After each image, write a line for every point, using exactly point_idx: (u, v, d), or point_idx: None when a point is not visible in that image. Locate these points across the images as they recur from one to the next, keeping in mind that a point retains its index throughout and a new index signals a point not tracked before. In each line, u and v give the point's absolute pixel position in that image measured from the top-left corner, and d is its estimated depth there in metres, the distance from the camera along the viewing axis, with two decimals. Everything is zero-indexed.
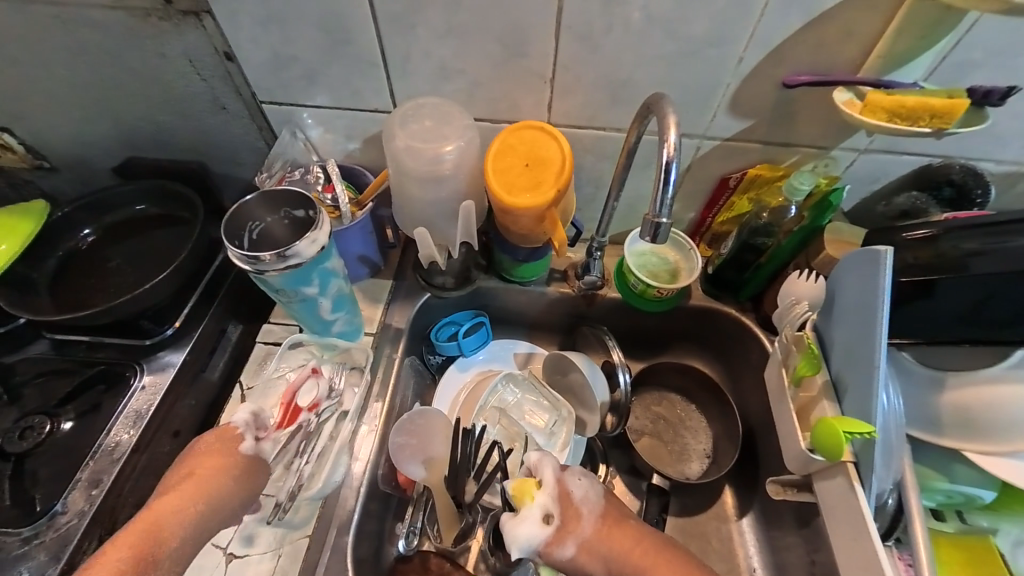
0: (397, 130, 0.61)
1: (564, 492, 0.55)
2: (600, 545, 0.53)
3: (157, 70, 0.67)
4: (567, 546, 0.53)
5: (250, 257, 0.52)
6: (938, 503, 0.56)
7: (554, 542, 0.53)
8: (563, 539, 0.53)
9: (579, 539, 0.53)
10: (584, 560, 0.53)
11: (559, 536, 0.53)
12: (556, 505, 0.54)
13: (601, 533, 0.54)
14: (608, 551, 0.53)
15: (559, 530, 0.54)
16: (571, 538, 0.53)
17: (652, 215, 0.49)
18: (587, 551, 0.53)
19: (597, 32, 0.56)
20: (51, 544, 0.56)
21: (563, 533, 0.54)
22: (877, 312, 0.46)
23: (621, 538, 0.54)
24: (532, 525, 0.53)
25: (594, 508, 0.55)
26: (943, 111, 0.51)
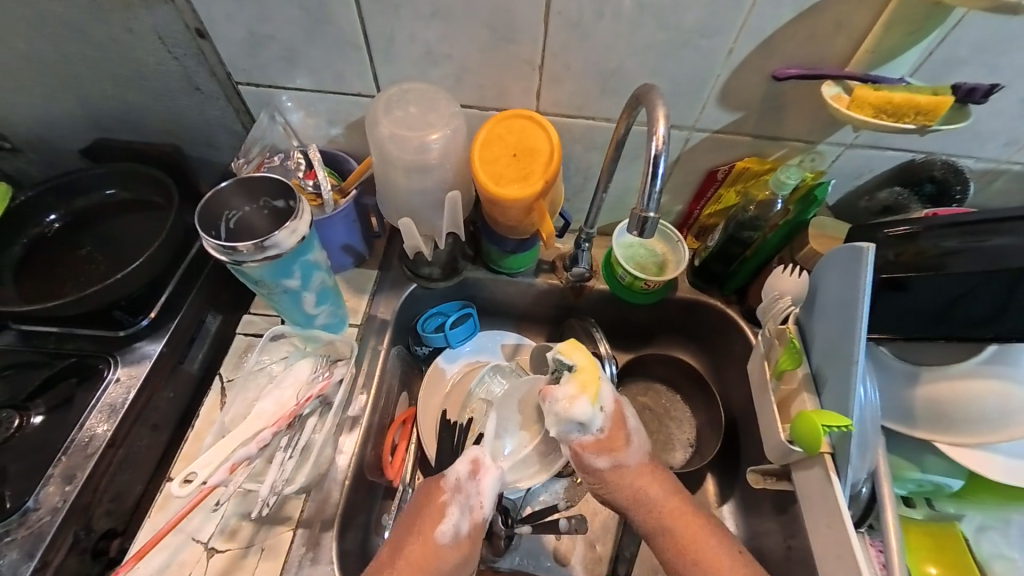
0: (381, 116, 0.59)
1: (630, 424, 0.61)
2: (633, 476, 0.59)
3: (125, 46, 0.63)
4: (601, 461, 0.60)
5: (227, 247, 0.50)
6: (909, 490, 0.59)
7: (587, 455, 0.60)
8: (599, 456, 0.59)
9: (614, 458, 0.59)
10: (611, 478, 0.59)
11: (600, 450, 0.59)
12: (609, 421, 0.60)
13: (641, 468, 0.60)
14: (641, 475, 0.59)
15: (598, 445, 0.59)
16: (611, 454, 0.60)
17: (640, 210, 0.49)
18: (619, 472, 0.59)
19: (588, 18, 0.54)
20: (24, 542, 0.54)
21: (604, 450, 0.59)
22: (856, 308, 0.47)
23: (661, 479, 0.59)
24: (593, 425, 0.58)
25: (642, 442, 0.61)
26: (929, 109, 0.52)
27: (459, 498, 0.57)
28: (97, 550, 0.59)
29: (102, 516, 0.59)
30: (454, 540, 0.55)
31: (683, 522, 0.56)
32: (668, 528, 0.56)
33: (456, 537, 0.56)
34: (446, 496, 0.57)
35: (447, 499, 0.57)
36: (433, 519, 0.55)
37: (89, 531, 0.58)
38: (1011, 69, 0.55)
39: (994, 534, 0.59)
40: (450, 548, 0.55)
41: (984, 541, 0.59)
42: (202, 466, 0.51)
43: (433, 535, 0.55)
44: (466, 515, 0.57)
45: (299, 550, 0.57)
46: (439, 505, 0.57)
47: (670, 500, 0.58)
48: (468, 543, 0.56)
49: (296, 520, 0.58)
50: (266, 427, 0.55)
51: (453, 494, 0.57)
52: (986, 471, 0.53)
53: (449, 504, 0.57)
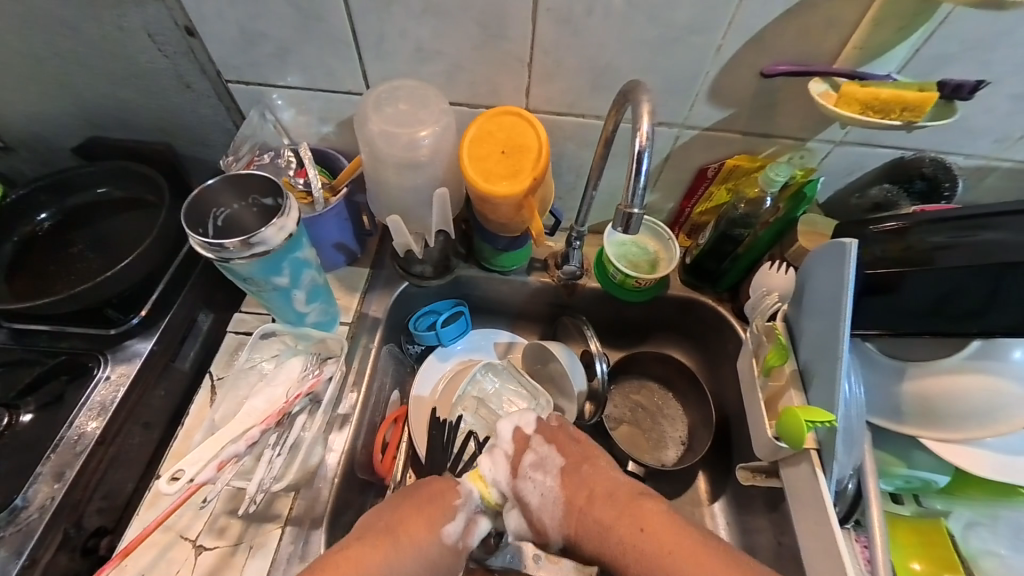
0: (371, 113, 0.59)
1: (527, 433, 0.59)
2: (580, 534, 0.54)
3: (116, 44, 0.64)
4: (555, 539, 0.57)
5: (214, 244, 0.50)
6: (897, 486, 0.59)
7: (518, 480, 0.56)
8: (551, 538, 0.57)
9: (558, 533, 0.56)
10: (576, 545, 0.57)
11: (524, 467, 0.57)
12: (520, 509, 0.57)
13: (573, 514, 0.55)
14: (586, 498, 0.55)
15: (539, 533, 0.57)
16: (549, 538, 0.57)
17: (625, 205, 0.49)
18: (548, 500, 0.56)
19: (577, 14, 0.54)
20: (12, 540, 0.54)
21: (516, 463, 0.57)
22: (841, 304, 0.47)
23: (597, 504, 0.54)
24: (493, 467, 0.57)
25: (550, 499, 0.56)
26: (916, 105, 0.52)
27: (469, 502, 0.54)
28: (87, 548, 0.59)
29: (92, 514, 0.59)
30: (451, 546, 0.51)
31: (640, 517, 0.51)
32: (630, 546, 0.50)
33: (456, 543, 0.52)
34: (460, 497, 0.54)
35: (458, 500, 0.53)
36: (442, 515, 0.52)
37: (79, 529, 0.58)
38: (999, 65, 0.55)
39: (982, 531, 0.59)
40: (444, 550, 0.51)
41: (973, 538, 0.59)
42: (190, 464, 0.51)
43: (439, 532, 0.51)
44: (469, 521, 0.53)
45: (288, 547, 0.57)
46: (449, 506, 0.53)
47: (621, 532, 0.51)
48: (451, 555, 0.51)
49: (285, 518, 0.58)
50: (255, 425, 0.55)
51: (466, 499, 0.54)
52: (973, 467, 0.53)
53: (461, 505, 0.53)
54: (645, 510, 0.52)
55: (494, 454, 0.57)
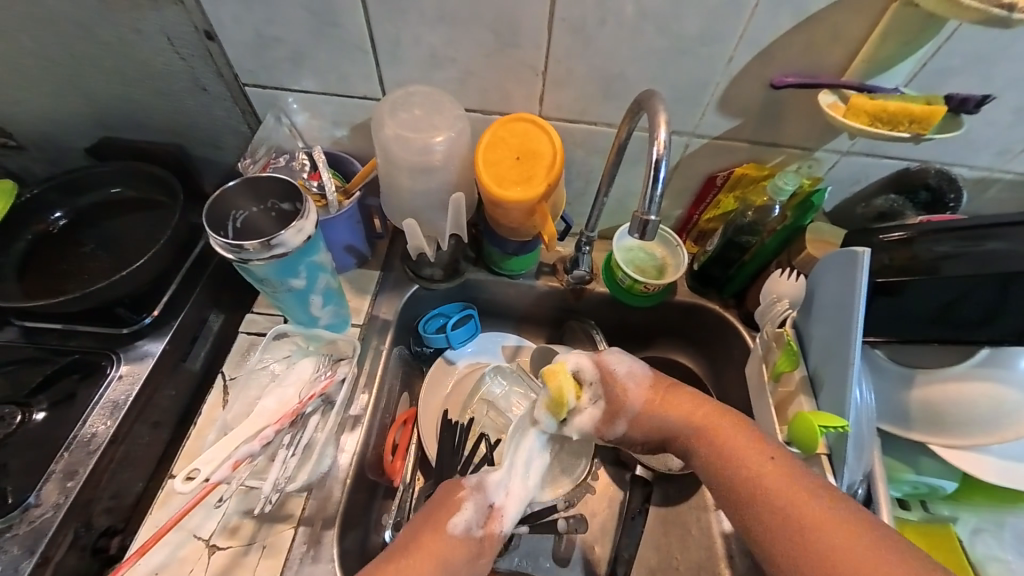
0: (386, 118, 0.59)
1: (620, 376, 0.58)
2: (652, 415, 0.56)
3: (134, 47, 0.64)
4: (618, 427, 0.58)
5: (233, 245, 0.51)
6: (905, 492, 0.60)
7: (603, 356, 0.60)
8: (615, 425, 0.58)
9: (630, 416, 0.57)
10: (650, 409, 0.56)
11: (608, 416, 0.58)
12: (603, 394, 0.58)
13: (652, 404, 0.57)
14: (668, 392, 0.57)
15: (603, 412, 0.58)
16: (620, 416, 0.57)
17: (641, 213, 0.50)
18: (635, 376, 0.58)
19: (590, 24, 0.55)
20: (25, 538, 0.54)
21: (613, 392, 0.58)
22: (851, 310, 0.49)
23: (676, 395, 0.57)
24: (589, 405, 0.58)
25: (640, 378, 0.58)
26: (922, 117, 0.53)
27: (478, 496, 0.53)
28: (97, 547, 0.59)
29: (102, 513, 0.59)
30: (465, 537, 0.50)
31: (718, 431, 0.52)
32: (710, 442, 0.52)
33: (468, 535, 0.50)
34: (465, 491, 0.53)
35: (462, 494, 0.52)
36: (446, 510, 0.51)
37: (89, 528, 0.58)
38: (1002, 80, 0.56)
39: (989, 537, 0.60)
40: (462, 543, 0.50)
41: (979, 544, 0.59)
42: (204, 463, 0.52)
43: (445, 526, 0.50)
44: (483, 518, 0.52)
45: (300, 547, 0.57)
46: (453, 498, 0.52)
47: (702, 409, 0.55)
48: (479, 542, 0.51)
49: (297, 518, 0.59)
50: (269, 425, 0.56)
51: (473, 491, 0.53)
52: (979, 473, 0.54)
53: (467, 499, 0.52)
54: (732, 422, 0.53)
55: (585, 381, 0.58)
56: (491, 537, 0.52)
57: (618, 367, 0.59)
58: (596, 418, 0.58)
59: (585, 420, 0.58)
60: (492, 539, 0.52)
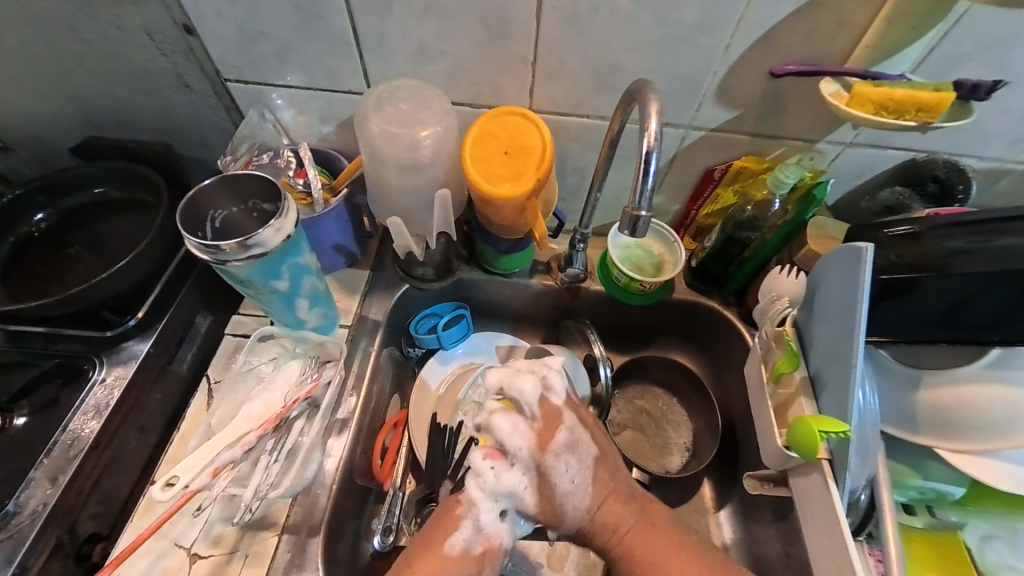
0: (371, 113, 0.57)
1: (565, 455, 0.55)
2: (609, 507, 0.55)
3: (114, 42, 0.62)
4: (559, 460, 0.54)
5: (210, 246, 0.49)
6: (910, 497, 0.58)
7: (548, 457, 0.54)
8: (556, 459, 0.54)
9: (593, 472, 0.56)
10: (601, 510, 0.55)
11: (545, 442, 0.54)
12: (541, 414, 0.56)
13: (603, 511, 0.55)
14: (610, 497, 0.56)
15: (546, 431, 0.55)
16: (553, 437, 0.55)
17: (632, 209, 0.48)
18: (582, 478, 0.55)
19: (582, 13, 0.53)
20: (3, 546, 0.53)
21: (548, 443, 0.54)
22: (856, 308, 0.46)
23: (624, 501, 0.56)
24: (521, 444, 0.54)
25: (588, 478, 0.56)
26: (932, 105, 0.51)
27: (474, 513, 0.53)
28: (80, 554, 0.58)
29: (86, 519, 0.58)
30: (464, 555, 0.51)
31: (648, 541, 0.53)
32: (625, 556, 0.53)
33: (466, 551, 0.51)
34: (462, 507, 0.53)
35: (461, 511, 0.52)
36: (444, 530, 0.52)
37: (72, 535, 0.57)
38: (1015, 66, 0.53)
39: (1000, 545, 0.57)
40: (461, 561, 0.51)
41: (989, 552, 0.57)
42: (184, 470, 0.50)
43: (442, 548, 0.51)
44: (481, 535, 0.52)
45: (285, 557, 0.56)
46: (452, 518, 0.52)
47: (622, 510, 0.55)
48: (479, 561, 0.51)
49: (282, 526, 0.57)
50: (252, 430, 0.54)
51: (470, 506, 0.53)
52: (989, 480, 0.51)
53: (464, 516, 0.52)
54: (652, 529, 0.54)
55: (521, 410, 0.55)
56: (494, 552, 0.53)
57: (560, 475, 0.54)
58: (540, 411, 0.56)
59: (507, 425, 0.54)
60: (492, 555, 0.52)
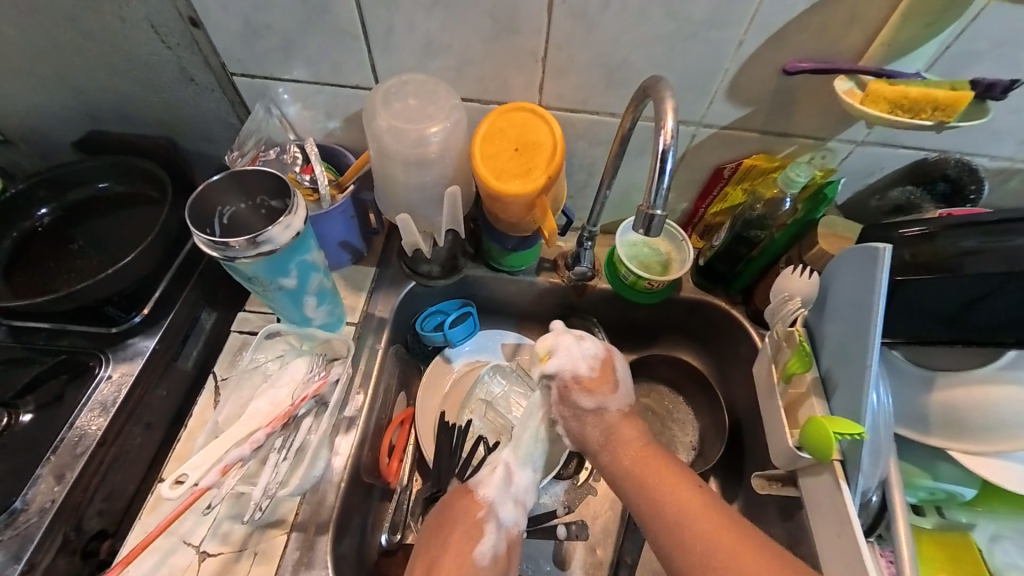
0: (378, 108, 0.57)
1: (590, 407, 0.59)
2: (620, 443, 0.56)
3: (117, 35, 0.62)
4: (590, 401, 0.59)
5: (219, 243, 0.49)
6: (920, 498, 0.57)
7: (575, 393, 0.59)
8: (592, 397, 0.59)
9: (609, 407, 0.59)
10: (614, 431, 0.58)
11: (587, 390, 0.59)
12: (601, 361, 0.62)
13: (620, 442, 0.57)
14: (620, 437, 0.57)
15: (590, 386, 0.60)
16: (609, 386, 0.60)
17: (646, 207, 0.47)
18: (604, 413, 0.59)
19: (593, 8, 0.52)
20: (10, 544, 0.53)
21: (593, 391, 0.59)
22: (871, 309, 0.46)
23: (636, 434, 0.57)
24: (582, 368, 0.60)
25: (614, 415, 0.59)
26: (947, 104, 0.50)
27: (494, 518, 0.55)
28: (87, 551, 0.58)
29: (93, 516, 0.58)
30: (494, 561, 0.53)
31: (651, 467, 0.53)
32: (634, 472, 0.54)
33: (495, 558, 0.53)
34: (483, 512, 0.55)
35: (484, 517, 0.55)
36: (471, 540, 0.53)
37: (79, 532, 0.57)
38: None
39: (1009, 545, 0.57)
40: (490, 568, 0.53)
41: (998, 552, 0.57)
42: (192, 468, 0.50)
43: (472, 559, 0.52)
44: (504, 538, 0.55)
45: (294, 554, 0.56)
46: (476, 524, 0.54)
47: (635, 445, 0.56)
48: (506, 561, 0.54)
49: (290, 523, 0.57)
50: (259, 428, 0.54)
51: (490, 510, 0.56)
52: (1000, 481, 0.51)
53: (487, 523, 0.55)
54: (654, 460, 0.54)
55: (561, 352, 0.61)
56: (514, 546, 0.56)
57: (586, 401, 0.59)
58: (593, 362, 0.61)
59: (572, 344, 0.61)
60: (514, 553, 0.55)
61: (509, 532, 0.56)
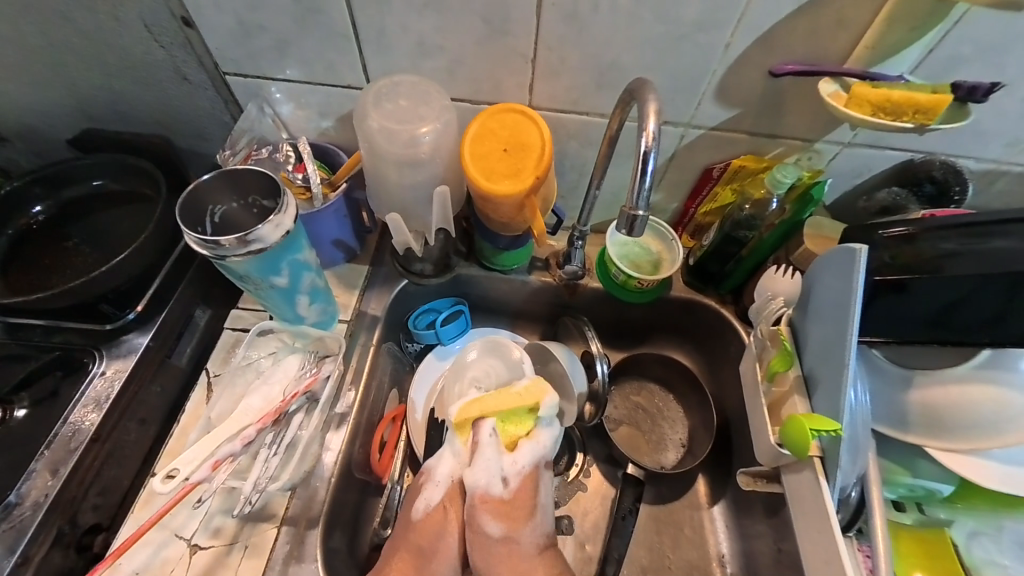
0: (370, 109, 0.57)
1: (489, 534, 0.57)
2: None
3: (110, 34, 0.62)
4: (495, 527, 0.57)
5: (209, 241, 0.49)
6: (899, 495, 0.58)
7: (482, 515, 0.58)
8: (492, 522, 0.57)
9: (507, 536, 0.57)
10: (501, 569, 0.56)
11: (496, 514, 0.58)
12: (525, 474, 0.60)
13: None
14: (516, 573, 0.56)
15: (501, 510, 0.58)
16: (502, 519, 0.58)
17: (630, 208, 0.48)
18: (507, 543, 0.57)
19: (582, 10, 0.53)
20: (6, 537, 0.54)
21: (503, 517, 0.58)
22: (848, 309, 0.47)
23: (528, 572, 0.56)
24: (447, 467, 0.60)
25: (513, 553, 0.57)
26: (928, 107, 0.51)
27: (431, 479, 0.61)
28: (81, 545, 0.58)
29: (87, 510, 0.59)
30: (428, 514, 0.59)
31: None
32: None
33: (432, 508, 0.59)
34: (421, 476, 0.61)
35: (420, 480, 0.61)
36: (409, 499, 0.60)
37: (73, 526, 0.58)
38: (1014, 67, 0.54)
39: (987, 542, 0.59)
40: (427, 521, 0.58)
41: (976, 548, 0.58)
42: (184, 463, 0.51)
43: (410, 515, 0.59)
44: (443, 489, 0.60)
45: (285, 548, 0.57)
46: (415, 488, 0.61)
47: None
48: (442, 513, 0.58)
49: (281, 518, 0.58)
50: (251, 424, 0.55)
51: (427, 475, 0.61)
52: (981, 480, 0.52)
53: (424, 483, 0.60)
54: None
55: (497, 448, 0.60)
56: (455, 495, 0.60)
57: (490, 526, 0.57)
58: (509, 478, 0.59)
59: (487, 467, 0.59)
60: (456, 505, 0.60)
61: (449, 484, 0.60)
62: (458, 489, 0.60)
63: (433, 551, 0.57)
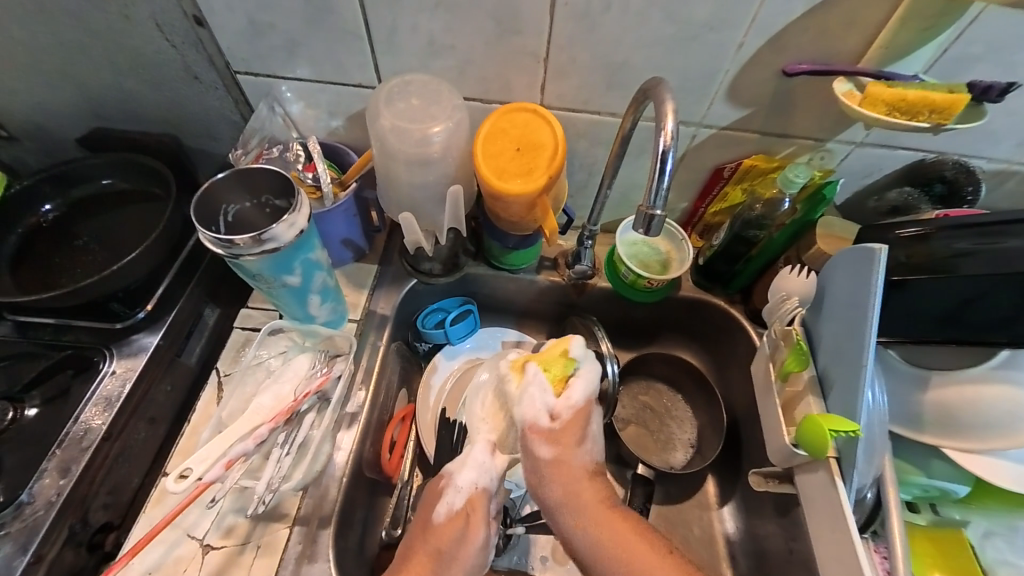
0: (381, 108, 0.57)
1: (539, 454, 0.56)
2: (572, 485, 0.55)
3: (121, 33, 0.62)
4: (545, 449, 0.56)
5: (224, 240, 0.49)
6: (915, 495, 0.58)
7: (530, 437, 0.57)
8: (542, 444, 0.57)
9: (557, 456, 0.56)
10: (550, 472, 0.55)
11: (545, 437, 0.57)
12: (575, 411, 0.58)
13: (577, 484, 0.55)
14: (577, 485, 0.55)
15: (550, 435, 0.57)
16: (551, 443, 0.57)
17: (646, 207, 0.48)
18: (557, 464, 0.56)
19: (595, 10, 0.53)
20: (18, 536, 0.54)
21: (553, 440, 0.57)
22: (864, 309, 0.46)
23: (589, 483, 0.56)
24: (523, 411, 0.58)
25: (583, 465, 0.56)
26: (944, 106, 0.51)
27: (452, 482, 0.57)
28: (93, 543, 0.58)
29: (98, 509, 0.59)
30: (449, 518, 0.55)
31: (607, 523, 0.52)
32: (595, 523, 0.52)
33: (452, 512, 0.55)
34: (444, 479, 0.58)
35: (443, 483, 0.58)
36: (430, 505, 0.56)
37: (85, 524, 0.58)
38: None
39: (999, 541, 0.59)
40: (449, 526, 0.54)
41: (989, 548, 0.58)
42: (198, 461, 0.50)
43: (431, 522, 0.55)
44: (465, 495, 0.57)
45: (297, 547, 0.56)
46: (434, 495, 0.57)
47: (590, 492, 0.55)
48: (463, 517, 0.55)
49: (293, 518, 0.58)
50: (264, 423, 0.54)
51: (448, 478, 0.58)
52: (994, 479, 0.52)
53: (446, 486, 0.57)
54: (610, 509, 0.54)
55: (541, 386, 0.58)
56: (479, 500, 0.56)
57: (541, 449, 0.56)
58: (558, 408, 0.58)
59: (534, 398, 0.58)
60: (478, 510, 0.56)
61: (471, 490, 0.57)
62: (479, 497, 0.57)
63: (454, 557, 0.53)
